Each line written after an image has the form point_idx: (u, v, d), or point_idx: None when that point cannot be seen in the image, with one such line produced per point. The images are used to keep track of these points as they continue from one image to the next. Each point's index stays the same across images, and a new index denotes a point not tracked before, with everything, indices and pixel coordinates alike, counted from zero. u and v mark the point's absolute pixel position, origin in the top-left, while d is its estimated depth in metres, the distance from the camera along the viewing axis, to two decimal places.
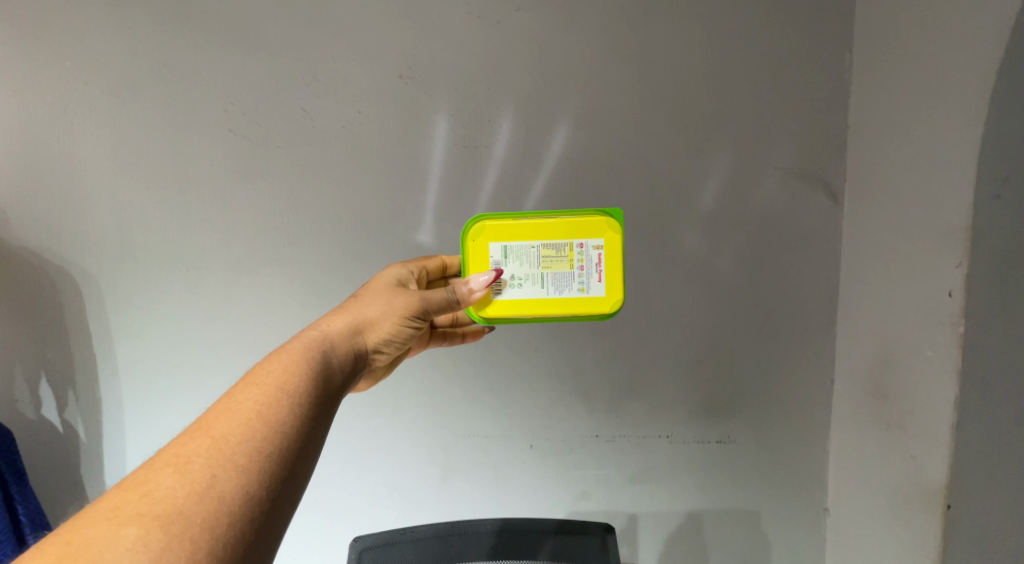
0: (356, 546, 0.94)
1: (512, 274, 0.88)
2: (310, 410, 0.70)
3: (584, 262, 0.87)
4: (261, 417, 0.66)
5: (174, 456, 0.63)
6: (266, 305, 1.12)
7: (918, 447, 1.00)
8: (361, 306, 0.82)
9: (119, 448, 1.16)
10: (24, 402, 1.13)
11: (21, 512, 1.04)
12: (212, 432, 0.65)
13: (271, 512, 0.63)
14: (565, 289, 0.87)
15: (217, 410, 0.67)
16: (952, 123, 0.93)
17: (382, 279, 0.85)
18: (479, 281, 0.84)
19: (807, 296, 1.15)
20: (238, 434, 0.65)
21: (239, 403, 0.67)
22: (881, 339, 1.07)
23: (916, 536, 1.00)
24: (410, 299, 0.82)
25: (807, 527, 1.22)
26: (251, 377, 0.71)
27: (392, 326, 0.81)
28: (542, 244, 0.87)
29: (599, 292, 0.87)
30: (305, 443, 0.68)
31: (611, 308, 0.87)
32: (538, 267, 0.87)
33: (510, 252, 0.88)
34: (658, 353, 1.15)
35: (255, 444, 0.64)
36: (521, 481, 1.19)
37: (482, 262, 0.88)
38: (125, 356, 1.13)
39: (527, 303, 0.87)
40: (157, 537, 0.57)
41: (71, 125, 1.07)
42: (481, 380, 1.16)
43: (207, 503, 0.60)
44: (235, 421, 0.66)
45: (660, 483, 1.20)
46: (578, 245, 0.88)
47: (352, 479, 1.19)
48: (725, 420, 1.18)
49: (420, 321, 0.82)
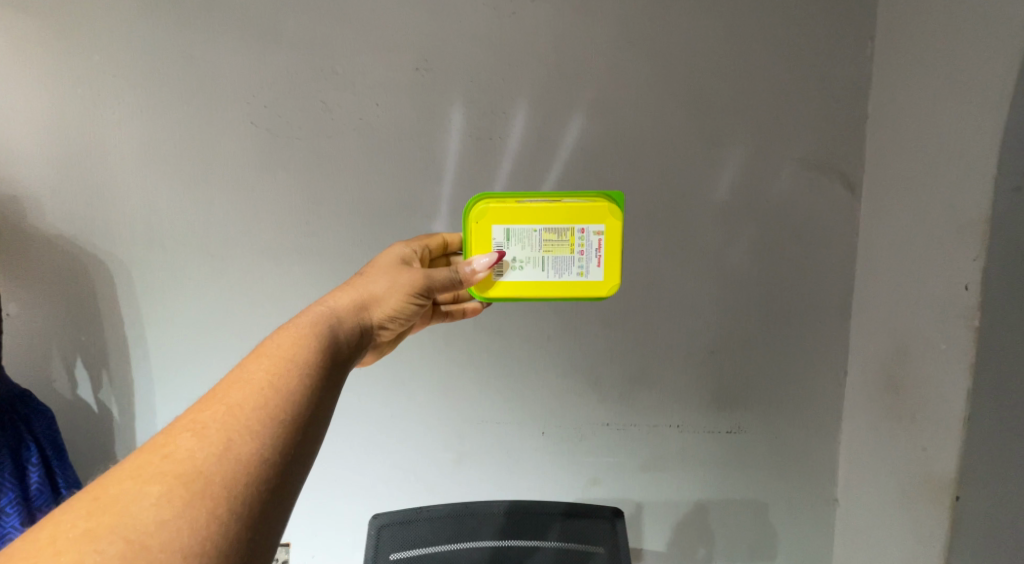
0: (376, 523, 0.99)
1: (514, 257, 0.89)
2: (319, 380, 0.71)
3: (584, 247, 0.89)
4: (273, 385, 0.68)
5: (191, 422, 0.65)
6: (287, 290, 1.16)
7: (929, 439, 1.00)
8: (366, 282, 0.83)
9: (151, 427, 1.21)
10: (60, 382, 1.18)
11: (63, 486, 1.11)
12: (228, 399, 0.66)
13: (286, 473, 0.65)
14: (565, 272, 0.89)
15: (232, 380, 0.69)
16: (973, 114, 0.93)
17: (386, 257, 0.87)
18: (482, 262, 0.86)
19: (821, 286, 1.15)
20: (252, 400, 0.66)
21: (251, 373, 0.69)
22: (895, 331, 1.07)
23: (924, 528, 1.01)
24: (415, 276, 0.84)
25: (815, 516, 1.23)
26: (261, 349, 0.72)
27: (398, 302, 0.83)
28: (543, 229, 0.88)
29: (598, 276, 0.89)
30: (316, 408, 0.69)
31: (608, 292, 0.89)
32: (539, 250, 0.89)
33: (512, 234, 0.89)
34: (670, 342, 1.17)
35: (268, 411, 0.66)
36: (533, 465, 1.22)
37: (485, 242, 0.89)
38: (155, 339, 1.18)
39: (527, 287, 0.89)
40: (180, 495, 0.60)
41: (103, 117, 1.11)
42: (494, 368, 1.18)
43: (225, 463, 0.62)
44: (248, 388, 0.67)
45: (670, 470, 1.22)
46: (579, 230, 0.89)
47: (368, 461, 1.22)
48: (736, 409, 1.19)
49: (424, 298, 0.84)
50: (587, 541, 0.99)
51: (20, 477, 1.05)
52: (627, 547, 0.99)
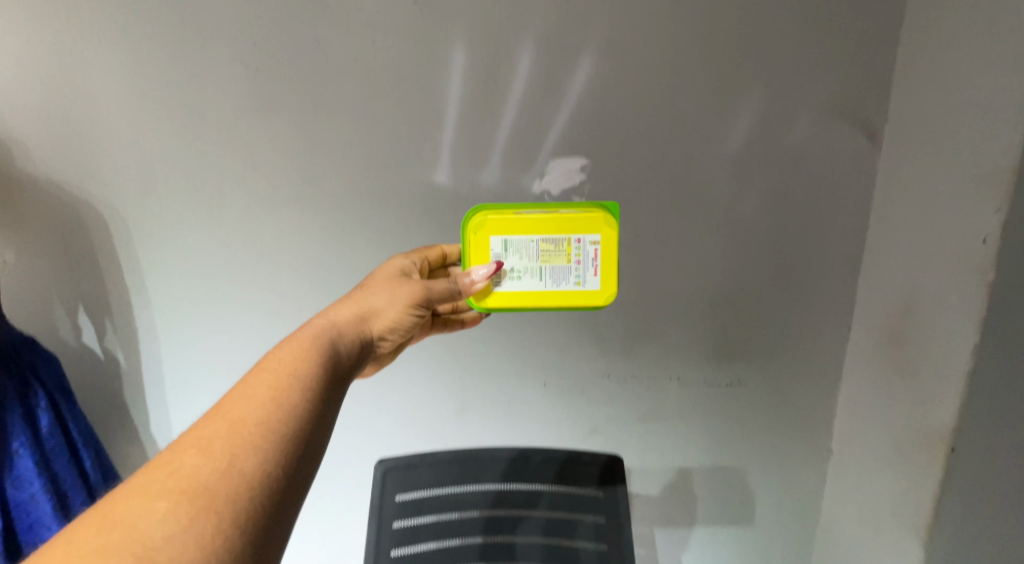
0: (381, 468, 1.01)
1: (512, 267, 0.88)
2: (321, 394, 0.71)
3: (581, 257, 0.88)
4: (277, 400, 0.68)
5: (196, 438, 0.64)
6: (285, 241, 1.14)
7: (930, 394, 1.00)
8: (367, 296, 0.84)
9: (157, 374, 1.23)
10: (63, 328, 1.19)
11: (73, 430, 1.13)
12: (232, 415, 0.66)
13: (290, 486, 0.64)
14: (562, 283, 0.88)
15: (234, 395, 0.68)
16: (1011, 56, 0.85)
17: (386, 270, 0.89)
18: (480, 272, 0.86)
19: (831, 240, 1.12)
20: (256, 415, 0.66)
21: (254, 387, 0.69)
22: (905, 287, 1.04)
23: (916, 481, 1.03)
24: (414, 288, 0.84)
25: (808, 464, 1.27)
26: (263, 364, 0.72)
27: (397, 314, 0.83)
28: (540, 239, 0.88)
29: (594, 286, 0.88)
30: (318, 423, 0.69)
31: (605, 301, 0.88)
32: (537, 260, 0.88)
33: (510, 245, 0.89)
34: (675, 296, 1.15)
35: (272, 425, 0.66)
36: (535, 415, 1.24)
37: (482, 254, 0.89)
38: (156, 288, 1.17)
39: (525, 297, 0.88)
40: (186, 509, 0.58)
41: (82, 56, 1.04)
42: (496, 321, 1.18)
43: (231, 478, 0.61)
44: (251, 403, 0.67)
45: (669, 420, 1.24)
46: (575, 239, 0.88)
47: (371, 409, 1.25)
48: (737, 362, 1.20)
49: (423, 309, 0.85)
50: (587, 483, 1.02)
51: (30, 420, 1.08)
52: (626, 495, 1.02)
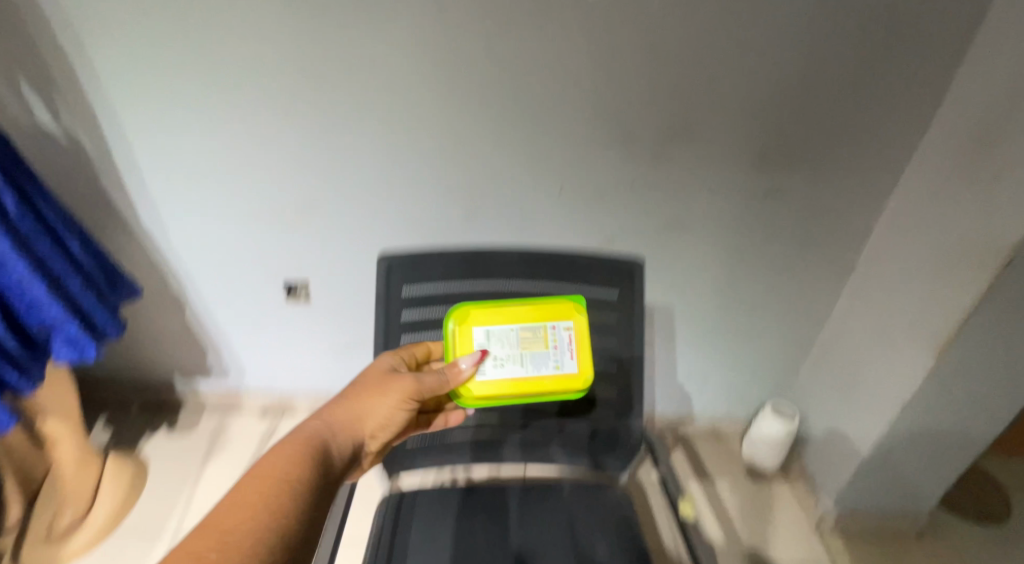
0: (383, 264, 0.93)
1: (494, 356, 0.84)
2: (310, 505, 0.73)
3: (558, 343, 0.85)
4: (266, 510, 0.70)
5: (188, 552, 0.65)
6: (278, 29, 1.09)
7: (1004, 205, 1.00)
8: (358, 392, 0.84)
9: (149, 158, 1.29)
10: (14, 107, 1.21)
11: (46, 211, 1.11)
12: (223, 526, 0.68)
13: None
14: (542, 369, 0.84)
15: (225, 507, 0.70)
16: None
17: (376, 367, 0.86)
18: (468, 359, 0.83)
19: (928, 32, 1.02)
20: (246, 527, 0.68)
21: (247, 497, 0.71)
22: (1014, 87, 0.97)
23: (958, 288, 1.08)
24: (405, 383, 0.83)
25: (824, 268, 1.35)
26: (256, 472, 0.74)
27: (387, 413, 0.83)
28: (520, 326, 0.85)
29: (572, 369, 0.85)
30: (305, 533, 0.72)
31: (584, 387, 0.85)
32: (517, 349, 0.85)
33: (492, 335, 0.85)
34: (727, 94, 1.11)
35: (261, 536, 0.68)
36: (551, 219, 1.30)
37: (461, 347, 0.85)
38: (115, 68, 1.16)
39: (505, 387, 0.84)
40: None
41: None
42: (507, 126, 1.17)
43: None
44: (242, 514, 0.69)
45: (690, 224, 1.29)
46: (550, 326, 0.86)
47: (375, 208, 1.32)
48: (786, 162, 1.19)
49: (415, 403, 0.84)
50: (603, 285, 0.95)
51: None
52: (643, 298, 0.96)
